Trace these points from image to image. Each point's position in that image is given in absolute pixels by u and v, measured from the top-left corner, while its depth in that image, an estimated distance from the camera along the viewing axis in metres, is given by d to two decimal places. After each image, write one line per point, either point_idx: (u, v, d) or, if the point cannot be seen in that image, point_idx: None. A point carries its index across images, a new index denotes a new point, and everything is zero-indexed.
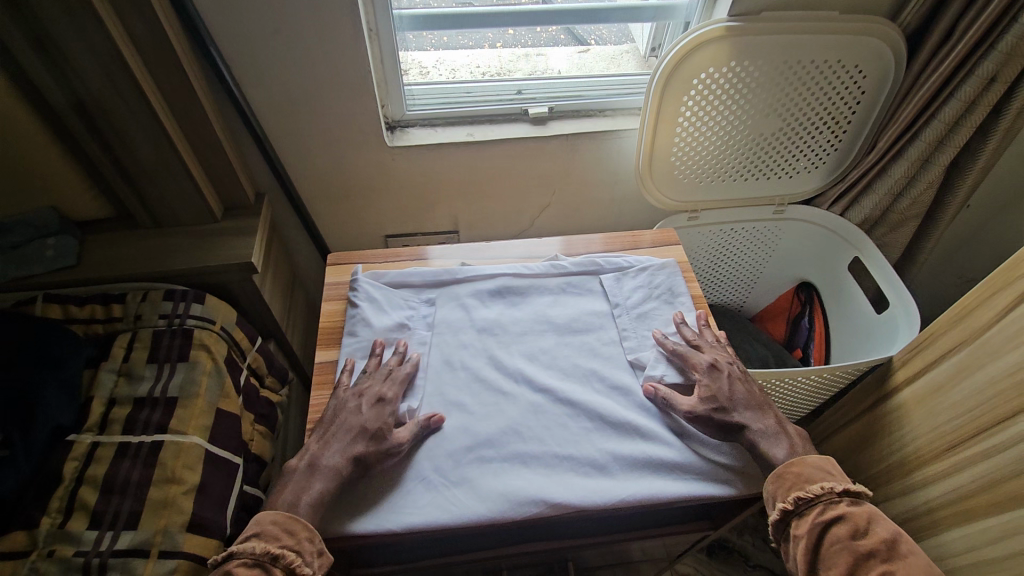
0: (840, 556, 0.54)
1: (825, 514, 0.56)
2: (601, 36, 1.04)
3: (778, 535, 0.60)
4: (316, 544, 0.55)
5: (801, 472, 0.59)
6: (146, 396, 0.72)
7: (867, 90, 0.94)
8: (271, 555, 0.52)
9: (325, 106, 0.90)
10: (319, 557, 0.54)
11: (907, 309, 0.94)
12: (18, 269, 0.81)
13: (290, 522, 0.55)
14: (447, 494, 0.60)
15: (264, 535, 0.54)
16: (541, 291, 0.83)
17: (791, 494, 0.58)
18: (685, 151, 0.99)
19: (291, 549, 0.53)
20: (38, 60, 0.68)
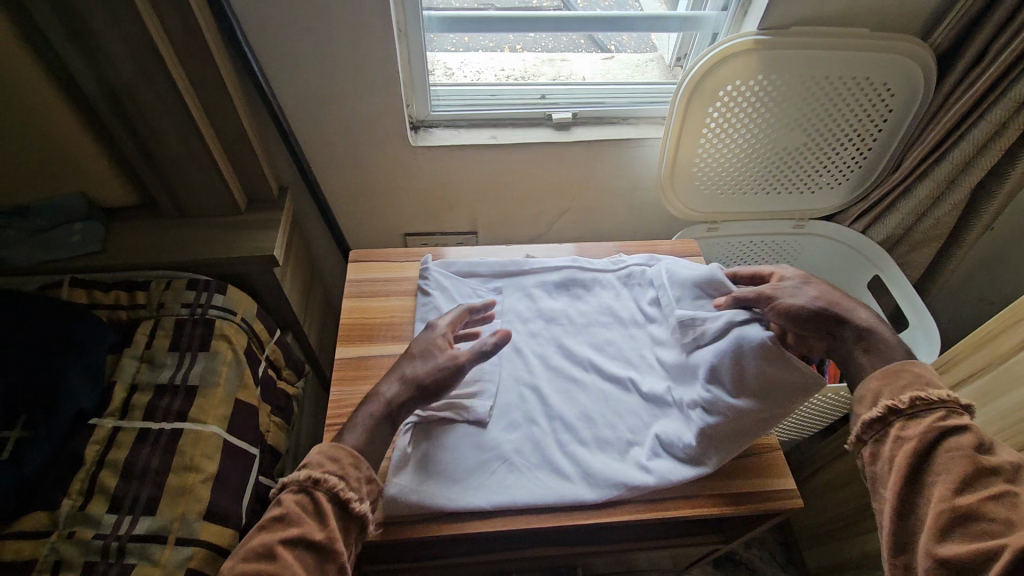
0: (954, 463, 0.52)
1: (944, 421, 0.54)
2: (621, 43, 1.08)
3: (873, 437, 0.58)
4: (362, 471, 0.56)
5: (921, 373, 0.58)
6: (167, 382, 0.73)
7: (894, 107, 0.94)
8: (313, 479, 0.54)
9: (352, 103, 0.91)
10: (367, 484, 0.56)
11: (926, 327, 0.94)
12: (45, 253, 0.82)
13: (333, 450, 0.56)
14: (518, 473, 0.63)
15: (308, 464, 0.56)
16: (603, 288, 0.82)
17: (907, 393, 0.57)
18: (709, 163, 0.99)
19: (333, 474, 0.54)
20: (73, 47, 0.69)
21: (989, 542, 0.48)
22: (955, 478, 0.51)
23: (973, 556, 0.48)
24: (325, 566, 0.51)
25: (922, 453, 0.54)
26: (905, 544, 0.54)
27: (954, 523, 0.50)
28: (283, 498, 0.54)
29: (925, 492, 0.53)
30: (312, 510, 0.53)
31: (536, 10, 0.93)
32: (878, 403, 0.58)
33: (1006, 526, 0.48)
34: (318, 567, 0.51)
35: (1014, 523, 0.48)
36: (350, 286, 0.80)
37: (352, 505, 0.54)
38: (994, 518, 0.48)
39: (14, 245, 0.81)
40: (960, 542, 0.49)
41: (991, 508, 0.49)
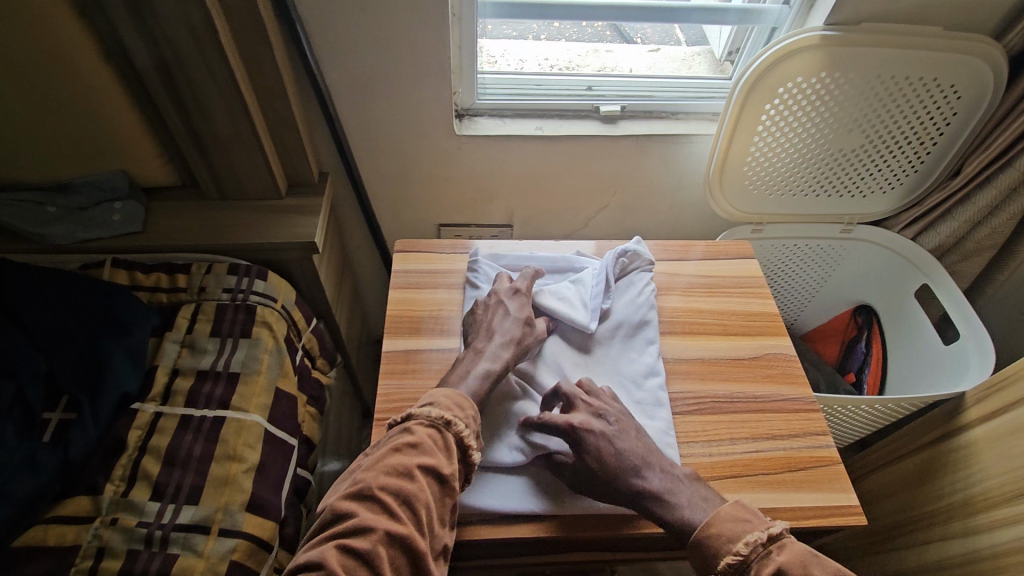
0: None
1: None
2: (645, 35, 1.01)
3: None
4: (479, 426, 0.59)
5: (718, 533, 0.52)
6: (209, 369, 0.72)
7: (959, 111, 0.90)
8: (444, 418, 0.56)
9: (398, 89, 0.88)
10: (478, 439, 0.59)
11: (973, 330, 0.92)
12: (85, 232, 0.81)
13: (460, 398, 0.58)
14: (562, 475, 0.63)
15: (435, 402, 0.58)
16: (633, 284, 0.78)
17: (720, 562, 0.51)
18: (761, 162, 0.96)
19: (463, 420, 0.56)
20: (129, 17, 0.67)
21: None
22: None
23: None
24: (445, 499, 0.53)
25: None
26: None
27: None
28: (413, 428, 0.56)
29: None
30: (442, 446, 0.55)
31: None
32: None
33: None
34: (440, 500, 0.53)
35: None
36: (394, 278, 0.79)
37: (472, 453, 0.56)
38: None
39: (56, 222, 0.80)
40: None
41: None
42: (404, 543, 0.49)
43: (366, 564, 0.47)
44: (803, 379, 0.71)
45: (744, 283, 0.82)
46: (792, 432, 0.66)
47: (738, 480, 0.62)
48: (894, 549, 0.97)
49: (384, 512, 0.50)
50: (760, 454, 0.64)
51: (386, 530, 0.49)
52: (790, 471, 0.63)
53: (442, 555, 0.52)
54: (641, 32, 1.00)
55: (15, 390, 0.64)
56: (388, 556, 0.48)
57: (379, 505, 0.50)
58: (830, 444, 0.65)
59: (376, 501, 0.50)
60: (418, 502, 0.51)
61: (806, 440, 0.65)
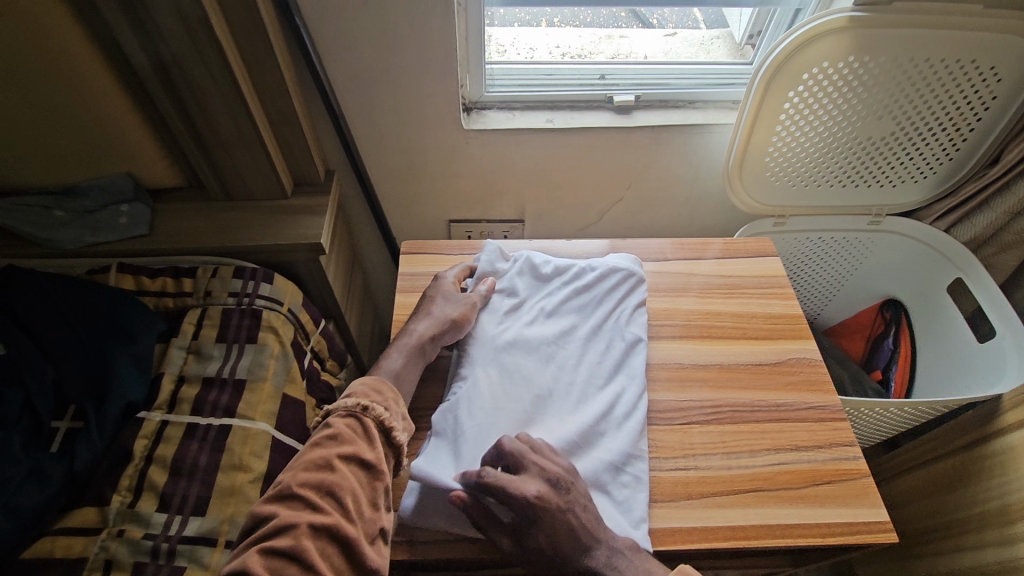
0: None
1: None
2: (663, 16, 0.95)
3: None
4: (400, 410, 0.61)
5: None
6: (214, 376, 0.71)
7: (999, 94, 0.84)
8: (360, 407, 0.58)
9: (403, 83, 0.86)
10: (404, 420, 0.61)
11: (1010, 326, 0.87)
12: (93, 236, 0.80)
13: (377, 383, 0.61)
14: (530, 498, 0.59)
15: (351, 395, 0.60)
16: (610, 303, 0.73)
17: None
18: (783, 152, 0.91)
19: (380, 404, 0.59)
20: (124, 19, 0.65)
21: None
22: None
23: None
24: (373, 483, 0.55)
25: None
26: None
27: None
28: (330, 421, 0.57)
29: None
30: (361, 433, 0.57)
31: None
32: None
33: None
34: (369, 485, 0.54)
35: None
36: (401, 280, 0.77)
37: (395, 434, 0.58)
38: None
39: (62, 227, 0.80)
40: None
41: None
42: (331, 531, 0.50)
43: (295, 557, 0.47)
44: (829, 385, 0.68)
45: (765, 283, 0.79)
46: (817, 442, 0.63)
47: (759, 493, 0.59)
48: (923, 555, 0.94)
49: (306, 507, 0.51)
50: (783, 466, 0.61)
51: (309, 522, 0.50)
52: (815, 484, 0.60)
53: (380, 538, 0.53)
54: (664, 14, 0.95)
55: (23, 399, 0.64)
56: (316, 548, 0.49)
57: (301, 500, 0.51)
58: (856, 455, 0.62)
59: (298, 498, 0.51)
60: (342, 490, 0.52)
61: (831, 452, 0.62)
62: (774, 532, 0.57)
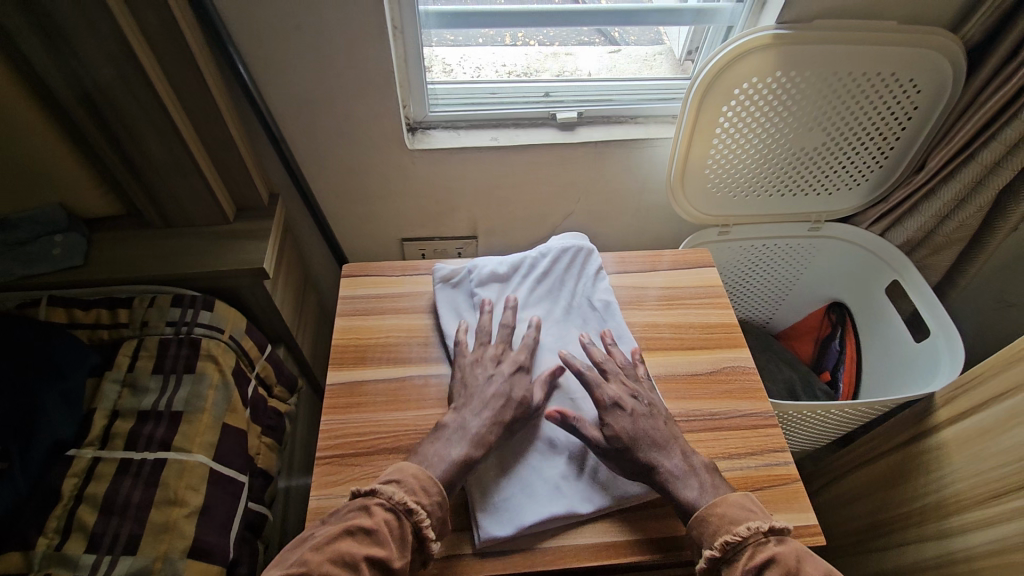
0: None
1: (754, 559, 0.52)
2: (626, 32, 0.97)
3: None
4: (443, 513, 0.56)
5: (725, 514, 0.55)
6: (150, 409, 0.70)
7: (920, 105, 0.88)
8: (406, 506, 0.53)
9: (342, 106, 0.86)
10: (442, 526, 0.55)
11: (941, 323, 0.91)
12: (24, 269, 0.78)
13: (427, 482, 0.55)
14: (594, 484, 0.62)
15: (403, 484, 0.55)
16: (581, 279, 0.78)
17: (716, 542, 0.54)
18: (721, 165, 0.94)
19: (426, 510, 0.54)
20: (44, 50, 0.64)
21: None
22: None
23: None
24: None
25: None
26: None
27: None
28: (373, 509, 0.53)
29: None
30: (397, 535, 0.52)
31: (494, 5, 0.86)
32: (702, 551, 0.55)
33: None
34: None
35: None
36: (342, 304, 0.77)
37: (431, 544, 0.53)
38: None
39: None
40: None
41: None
42: None
43: None
44: (762, 393, 0.69)
45: (704, 293, 0.81)
46: (751, 450, 0.64)
47: None
48: (869, 552, 0.96)
49: None
50: None
51: None
52: (750, 491, 0.61)
53: None
54: (634, 36, 0.98)
55: None
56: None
57: None
58: (788, 460, 0.63)
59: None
60: None
61: (763, 458, 0.64)
62: None
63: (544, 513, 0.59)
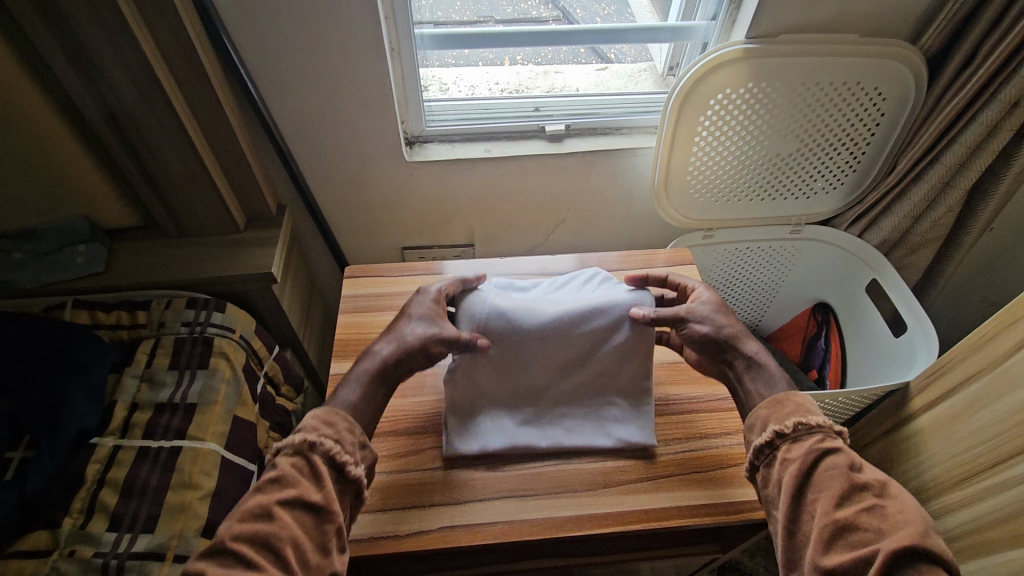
0: (834, 479, 0.54)
1: (822, 443, 0.57)
2: (621, 52, 1.06)
3: (762, 460, 0.60)
4: (355, 436, 0.58)
5: (800, 404, 0.61)
6: (166, 401, 0.75)
7: (887, 111, 0.94)
8: (309, 443, 0.55)
9: (345, 122, 0.92)
10: (361, 449, 0.58)
11: (916, 316, 0.95)
12: (51, 275, 0.84)
13: (327, 416, 0.58)
14: (556, 429, 0.68)
15: (303, 428, 0.57)
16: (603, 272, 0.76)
17: (792, 418, 0.59)
18: (702, 171, 0.99)
19: (330, 437, 0.56)
20: (74, 72, 0.71)
21: (865, 544, 0.51)
22: (836, 493, 0.53)
23: (857, 565, 0.50)
24: (322, 526, 0.53)
25: (804, 475, 0.56)
26: (793, 562, 0.55)
27: None
28: (278, 461, 0.55)
29: (803, 546, 0.54)
30: (310, 474, 0.54)
31: (483, 26, 0.93)
32: (768, 424, 0.60)
33: (877, 534, 0.51)
34: (317, 529, 0.52)
35: (885, 531, 0.51)
36: (345, 302, 0.83)
37: (346, 467, 0.55)
38: (867, 529, 0.51)
39: (21, 267, 0.83)
40: (840, 547, 0.51)
41: (864, 518, 0.52)
42: None
43: None
44: None
45: None
46: (718, 430, 0.70)
47: (670, 478, 0.65)
48: None
49: (239, 564, 0.48)
50: (693, 452, 0.68)
51: None
52: (713, 468, 0.66)
53: None
54: (630, 54, 1.07)
55: None
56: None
57: (235, 558, 0.49)
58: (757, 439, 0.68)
59: (237, 551, 0.49)
60: (279, 542, 0.50)
61: (738, 437, 0.69)
62: (684, 511, 0.62)
63: (509, 432, 0.67)
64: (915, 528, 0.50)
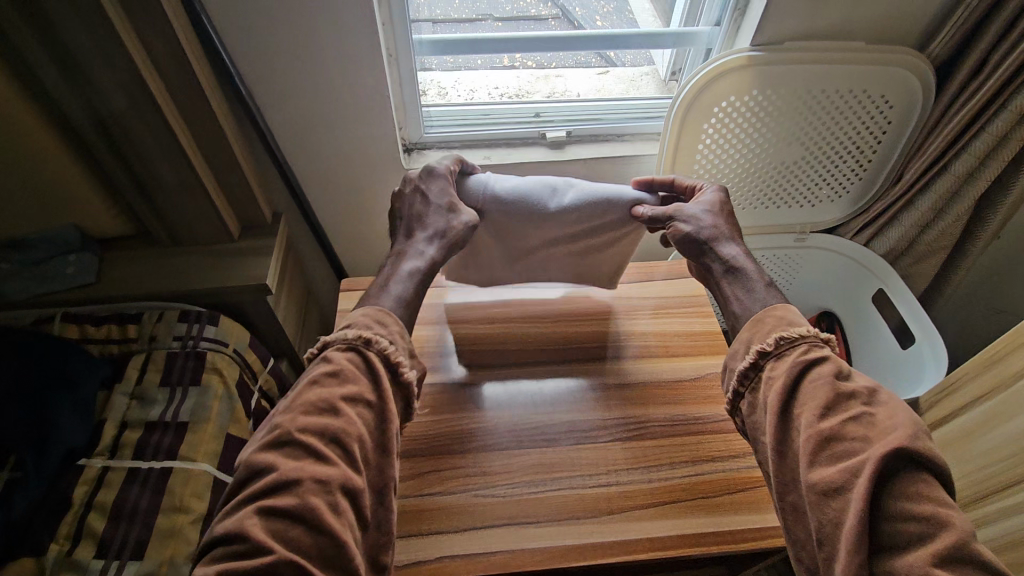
0: (819, 390, 0.52)
1: (805, 355, 0.55)
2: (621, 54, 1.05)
3: (751, 386, 0.57)
4: (404, 341, 0.59)
5: (781, 317, 0.59)
6: (157, 420, 0.73)
7: (894, 120, 0.92)
8: (362, 340, 0.57)
9: (342, 130, 0.90)
10: (410, 355, 0.59)
11: (925, 328, 0.93)
12: (37, 287, 0.81)
13: (379, 315, 0.59)
14: (544, 438, 0.69)
15: (355, 325, 0.58)
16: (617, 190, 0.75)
17: (774, 333, 0.57)
18: (706, 179, 0.97)
19: (383, 337, 0.57)
20: (59, 80, 0.68)
21: (855, 456, 0.47)
22: (820, 403, 0.51)
23: (846, 478, 0.46)
24: (382, 425, 0.54)
25: (791, 390, 0.53)
26: (787, 486, 0.51)
27: (834, 494, 0.46)
28: (330, 355, 0.56)
29: (795, 466, 0.51)
30: (363, 369, 0.55)
31: (481, 33, 0.90)
32: (752, 344, 0.58)
33: (864, 444, 0.48)
34: (375, 427, 0.53)
35: (871, 440, 0.48)
36: (341, 316, 0.81)
37: (399, 368, 0.57)
38: (855, 437, 0.48)
39: (6, 278, 0.80)
40: (830, 462, 0.48)
41: (851, 428, 0.49)
42: (337, 484, 0.48)
43: (301, 518, 0.45)
44: None
45: (689, 304, 0.86)
46: (726, 454, 0.68)
47: (676, 504, 0.63)
48: None
49: (306, 453, 0.49)
50: (699, 477, 0.66)
51: (310, 474, 0.47)
52: (722, 495, 0.64)
53: (386, 490, 0.52)
54: (629, 56, 1.06)
55: None
56: (326, 503, 0.47)
57: (300, 448, 0.49)
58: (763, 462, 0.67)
59: (297, 444, 0.49)
60: (346, 435, 0.51)
61: (745, 460, 0.67)
62: (689, 541, 0.60)
63: (504, 392, 0.74)
64: (905, 432, 0.47)
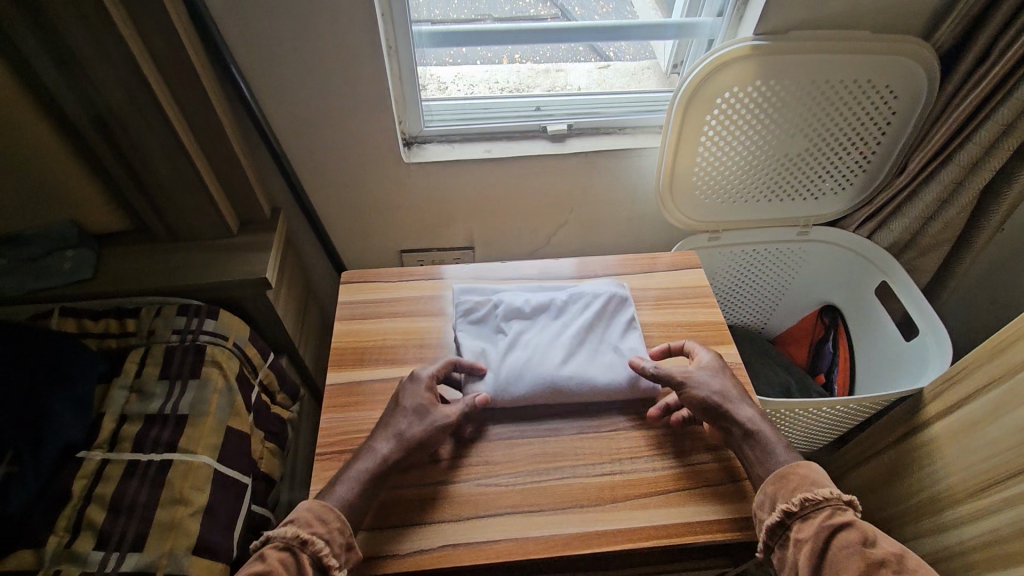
0: (849, 561, 0.52)
1: (831, 520, 0.54)
2: (619, 50, 1.03)
3: (773, 541, 0.57)
4: (344, 536, 0.56)
5: (805, 476, 0.58)
6: (156, 413, 0.73)
7: (897, 110, 0.91)
8: (301, 538, 0.53)
9: (341, 123, 0.90)
10: (347, 550, 0.55)
11: (928, 320, 0.92)
12: (35, 283, 0.81)
13: (322, 511, 0.56)
14: (546, 425, 0.69)
15: (296, 520, 0.55)
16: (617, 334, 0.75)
17: (797, 496, 0.57)
18: (708, 172, 0.97)
19: (322, 537, 0.54)
20: (57, 73, 0.68)
21: None
22: None
23: None
24: None
25: (817, 558, 0.53)
26: None
27: None
28: (267, 554, 0.53)
29: None
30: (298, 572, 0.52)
31: (483, 24, 0.90)
32: (776, 504, 0.57)
33: None
34: None
35: None
36: (341, 309, 0.80)
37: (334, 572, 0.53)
38: None
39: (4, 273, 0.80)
40: None
41: None
42: None
43: None
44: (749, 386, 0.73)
45: (691, 293, 0.85)
46: None
47: (680, 492, 0.63)
48: None
49: None
50: (704, 465, 0.65)
51: None
52: (725, 482, 0.64)
53: None
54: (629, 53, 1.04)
55: None
56: None
57: None
58: None
59: None
60: None
61: None
62: (697, 528, 0.60)
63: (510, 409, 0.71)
64: None
